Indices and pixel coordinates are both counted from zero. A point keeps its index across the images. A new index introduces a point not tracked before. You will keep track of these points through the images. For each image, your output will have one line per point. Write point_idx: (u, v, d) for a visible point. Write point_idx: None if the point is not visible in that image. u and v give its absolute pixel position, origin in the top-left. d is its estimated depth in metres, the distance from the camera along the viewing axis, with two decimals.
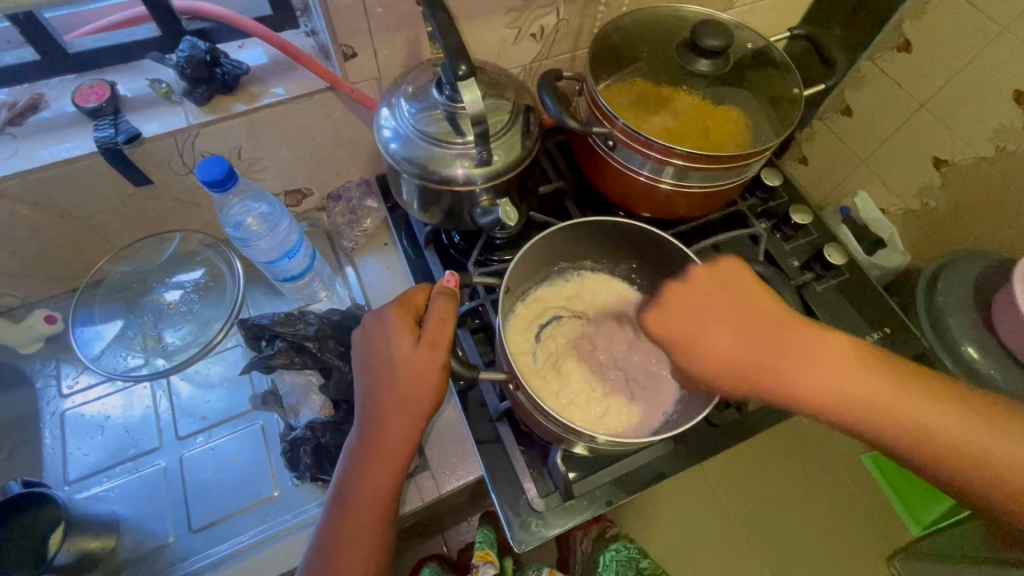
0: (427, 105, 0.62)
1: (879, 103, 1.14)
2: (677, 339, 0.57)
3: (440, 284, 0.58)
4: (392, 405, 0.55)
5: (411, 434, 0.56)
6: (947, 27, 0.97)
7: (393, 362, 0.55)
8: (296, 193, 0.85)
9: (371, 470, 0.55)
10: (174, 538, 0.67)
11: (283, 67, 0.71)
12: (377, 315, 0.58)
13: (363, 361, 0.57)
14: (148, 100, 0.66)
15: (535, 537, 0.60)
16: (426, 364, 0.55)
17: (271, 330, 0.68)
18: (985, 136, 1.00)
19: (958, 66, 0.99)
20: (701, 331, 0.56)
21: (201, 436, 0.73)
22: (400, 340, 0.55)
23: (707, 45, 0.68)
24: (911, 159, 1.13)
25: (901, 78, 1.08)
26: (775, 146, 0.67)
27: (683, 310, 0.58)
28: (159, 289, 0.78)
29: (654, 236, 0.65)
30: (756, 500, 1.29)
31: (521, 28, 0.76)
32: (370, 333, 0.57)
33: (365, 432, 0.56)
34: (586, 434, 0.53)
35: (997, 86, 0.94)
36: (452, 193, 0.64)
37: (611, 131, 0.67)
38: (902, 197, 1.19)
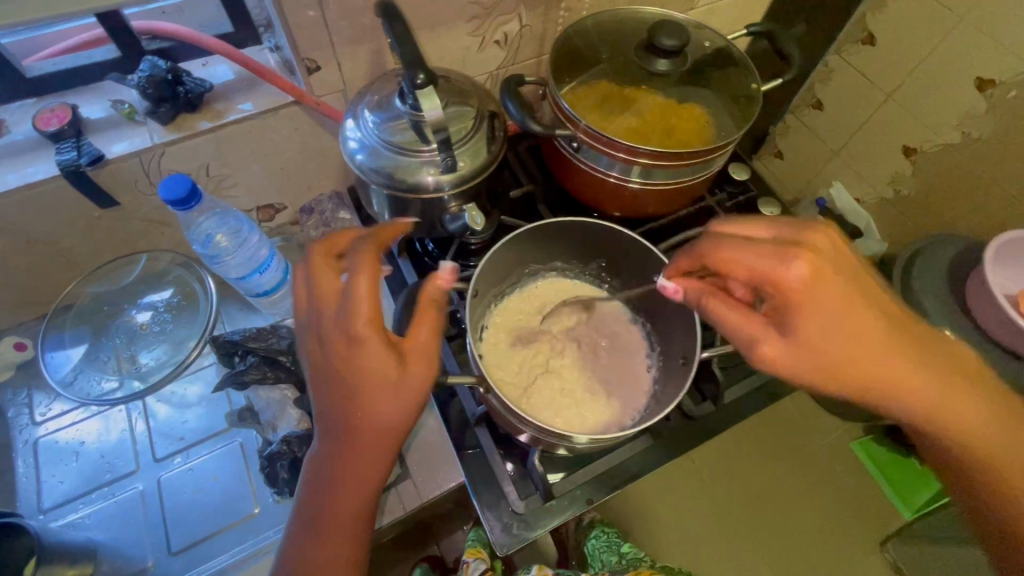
0: (391, 115, 0.63)
1: (849, 93, 1.22)
2: (818, 329, 0.47)
3: (436, 283, 0.53)
4: (373, 425, 0.53)
5: (386, 451, 0.55)
6: (909, 17, 1.05)
7: (378, 385, 0.51)
8: (269, 209, 0.85)
9: (345, 484, 0.55)
10: (153, 562, 0.66)
11: (248, 85, 0.71)
12: (338, 329, 0.51)
13: (328, 379, 0.53)
14: (112, 121, 0.66)
15: (519, 541, 0.60)
16: (410, 387, 0.52)
17: (244, 346, 0.64)
18: (950, 123, 1.06)
19: (922, 55, 1.06)
20: (846, 319, 0.47)
21: (179, 457, 0.72)
22: (375, 365, 0.51)
23: (663, 46, 0.69)
24: (882, 149, 1.21)
25: (868, 69, 1.16)
26: (735, 141, 0.68)
27: (832, 300, 0.47)
28: (130, 310, 0.77)
29: (625, 237, 0.65)
30: (747, 495, 1.29)
31: (485, 35, 0.77)
32: (342, 347, 0.51)
33: (334, 449, 0.54)
34: (570, 437, 0.54)
35: (960, 74, 1.01)
36: (420, 201, 0.65)
37: (575, 133, 0.68)
38: (876, 187, 1.26)
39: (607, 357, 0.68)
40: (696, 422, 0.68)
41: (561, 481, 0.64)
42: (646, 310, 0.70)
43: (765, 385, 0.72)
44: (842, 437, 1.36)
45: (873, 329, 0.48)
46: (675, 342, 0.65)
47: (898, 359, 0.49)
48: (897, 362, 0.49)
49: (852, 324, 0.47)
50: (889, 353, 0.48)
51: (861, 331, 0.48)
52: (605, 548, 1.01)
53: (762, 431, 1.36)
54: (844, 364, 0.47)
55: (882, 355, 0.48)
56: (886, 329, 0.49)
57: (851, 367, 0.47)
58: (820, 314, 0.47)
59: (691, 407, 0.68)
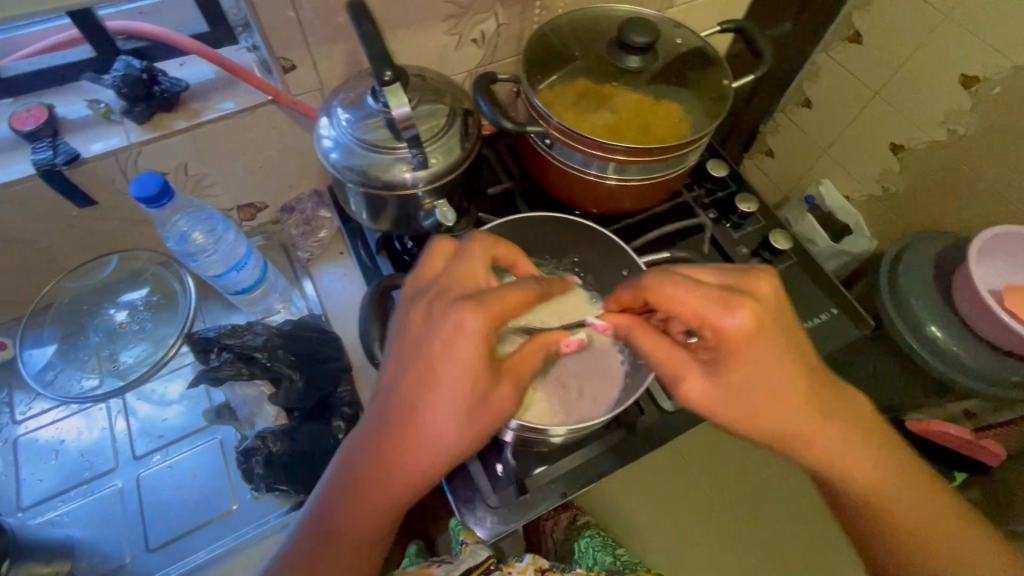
0: (364, 113, 0.63)
1: (835, 90, 1.31)
2: (745, 378, 0.48)
3: (559, 339, 0.54)
4: (436, 439, 0.48)
5: (433, 474, 0.49)
6: (892, 19, 1.14)
7: (465, 397, 0.47)
8: (250, 208, 0.85)
9: (374, 493, 0.48)
10: (131, 558, 0.67)
11: (225, 84, 0.71)
12: (452, 320, 0.46)
13: (408, 368, 0.48)
14: (88, 120, 0.67)
15: (496, 532, 0.61)
16: (488, 412, 0.49)
17: (218, 342, 0.65)
18: (936, 120, 1.17)
19: (906, 55, 1.15)
20: (772, 371, 0.48)
21: (158, 454, 0.72)
22: (466, 373, 0.47)
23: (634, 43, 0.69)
24: (870, 145, 1.31)
25: (853, 67, 1.25)
26: (707, 136, 0.69)
27: (763, 354, 0.48)
28: (108, 308, 0.78)
29: (599, 233, 0.69)
30: (743, 495, 1.14)
31: (462, 34, 0.77)
32: (446, 343, 0.46)
33: (377, 447, 0.48)
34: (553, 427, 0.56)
35: (946, 72, 1.10)
36: (396, 197, 0.65)
37: (547, 130, 0.68)
38: (864, 184, 1.38)
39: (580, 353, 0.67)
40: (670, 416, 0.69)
41: (536, 475, 0.65)
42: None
43: None
44: None
45: (796, 385, 0.49)
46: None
47: (814, 413, 0.50)
48: (811, 414, 0.50)
49: (779, 377, 0.48)
50: (805, 406, 0.50)
51: (782, 383, 0.48)
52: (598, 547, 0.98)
53: None
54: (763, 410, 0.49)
55: (796, 410, 0.50)
56: (812, 382, 0.50)
57: (764, 414, 0.49)
58: (751, 366, 0.48)
59: (666, 401, 0.69)
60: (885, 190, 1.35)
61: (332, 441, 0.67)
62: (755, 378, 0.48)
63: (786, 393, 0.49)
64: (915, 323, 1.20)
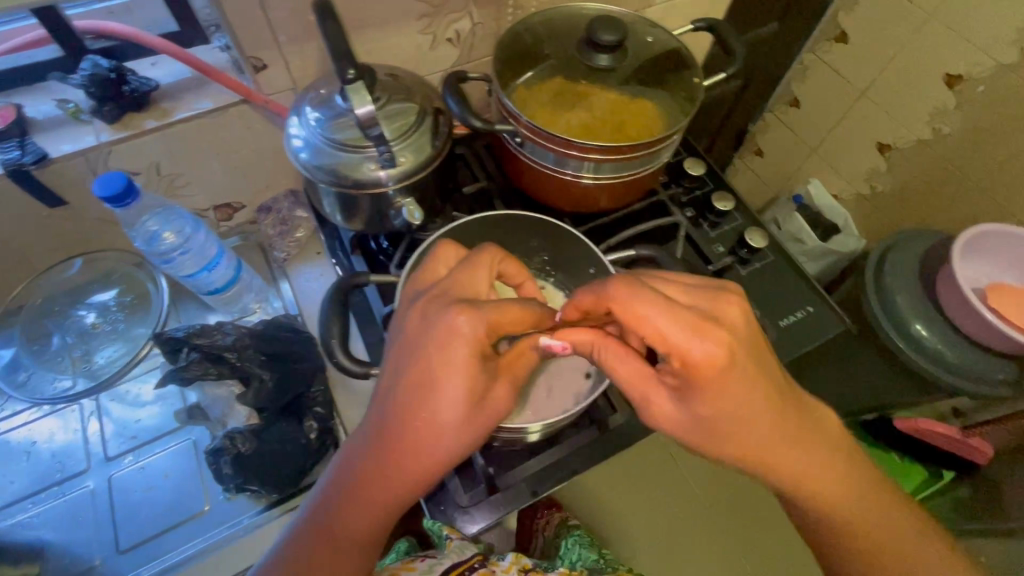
0: (334, 113, 0.63)
1: (822, 91, 1.40)
2: (711, 412, 0.47)
3: (542, 339, 0.51)
4: (432, 441, 0.46)
5: (430, 479, 0.48)
6: (878, 18, 1.21)
7: (461, 399, 0.46)
8: (226, 208, 0.85)
9: (371, 496, 0.47)
10: (100, 560, 0.66)
11: (196, 84, 0.71)
12: (445, 323, 0.45)
13: (406, 368, 0.46)
14: (57, 120, 0.66)
15: (467, 531, 0.62)
16: (483, 415, 0.48)
17: (187, 342, 0.64)
18: (922, 120, 1.23)
19: (891, 56, 1.23)
20: (742, 403, 0.46)
21: (130, 456, 0.72)
22: (461, 377, 0.45)
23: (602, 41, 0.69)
24: (860, 143, 1.38)
25: (841, 67, 1.33)
26: (677, 134, 0.69)
27: (733, 386, 0.46)
28: (77, 310, 0.78)
29: (567, 231, 0.68)
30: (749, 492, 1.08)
31: (436, 33, 0.77)
32: (440, 345, 0.45)
33: (375, 454, 0.47)
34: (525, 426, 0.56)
35: (932, 70, 1.17)
36: (368, 195, 0.65)
37: (517, 128, 0.68)
38: (853, 183, 1.45)
39: None
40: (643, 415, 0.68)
41: (507, 474, 0.65)
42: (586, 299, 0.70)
43: None
44: None
45: (765, 416, 0.47)
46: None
47: (782, 441, 0.49)
48: (781, 444, 0.49)
49: (750, 409, 0.47)
50: (774, 434, 0.49)
51: (751, 416, 0.47)
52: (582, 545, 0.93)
53: None
54: (736, 439, 0.48)
55: (763, 439, 0.48)
56: (781, 412, 0.48)
57: (735, 443, 0.48)
58: (722, 397, 0.46)
59: None
60: (873, 189, 1.42)
61: (302, 441, 0.66)
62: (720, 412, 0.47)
63: (756, 423, 0.48)
64: (901, 321, 1.21)
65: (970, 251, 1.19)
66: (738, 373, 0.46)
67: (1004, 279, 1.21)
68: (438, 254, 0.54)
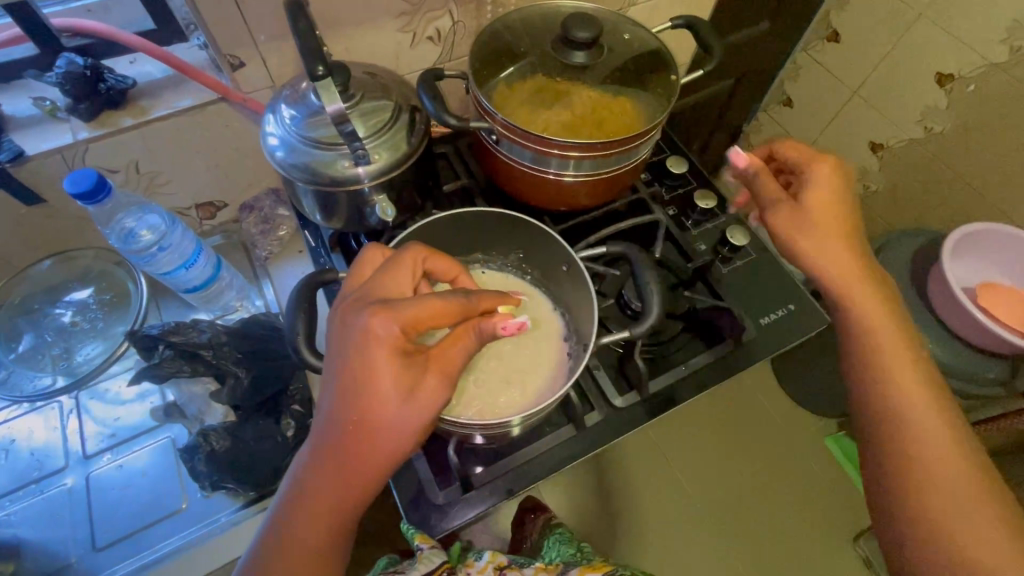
0: (308, 110, 0.63)
1: (816, 89, 1.40)
2: (819, 217, 0.60)
3: (493, 323, 0.48)
4: (368, 439, 0.46)
5: (376, 479, 0.48)
6: (869, 16, 1.20)
7: (389, 395, 0.46)
8: (209, 206, 0.85)
9: (320, 501, 0.48)
10: (76, 558, 0.67)
11: (174, 83, 0.71)
12: (360, 324, 0.46)
13: (332, 373, 0.47)
14: (35, 119, 0.66)
15: (437, 533, 0.61)
16: (418, 412, 0.46)
17: (161, 339, 0.63)
18: (914, 118, 1.23)
19: (883, 53, 1.22)
20: (837, 218, 0.60)
21: (107, 454, 0.72)
22: (384, 375, 0.46)
23: (576, 37, 0.69)
24: (853, 143, 1.38)
25: (832, 66, 1.34)
26: (653, 131, 0.68)
27: (829, 201, 0.60)
28: (51, 309, 0.78)
29: (536, 229, 0.66)
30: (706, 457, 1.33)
31: (416, 31, 0.77)
32: (357, 346, 0.46)
33: (318, 457, 0.48)
34: (503, 423, 0.54)
35: (922, 69, 1.17)
36: (345, 193, 0.65)
37: (493, 126, 0.68)
38: (847, 182, 1.46)
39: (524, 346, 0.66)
40: (621, 413, 0.69)
41: (481, 472, 0.65)
42: (560, 296, 0.69)
43: (694, 375, 0.72)
44: (804, 433, 1.37)
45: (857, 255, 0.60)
46: (585, 329, 0.63)
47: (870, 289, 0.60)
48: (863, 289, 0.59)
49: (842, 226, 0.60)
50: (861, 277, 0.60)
51: (844, 237, 0.60)
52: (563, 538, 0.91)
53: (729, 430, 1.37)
54: (834, 247, 0.59)
55: (857, 274, 0.59)
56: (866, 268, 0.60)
57: (832, 254, 0.59)
58: (830, 207, 0.60)
59: (616, 397, 0.69)
60: (867, 188, 1.43)
61: (279, 438, 0.67)
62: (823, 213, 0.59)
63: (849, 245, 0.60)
64: None
65: (961, 251, 1.18)
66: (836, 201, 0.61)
67: (996, 278, 1.21)
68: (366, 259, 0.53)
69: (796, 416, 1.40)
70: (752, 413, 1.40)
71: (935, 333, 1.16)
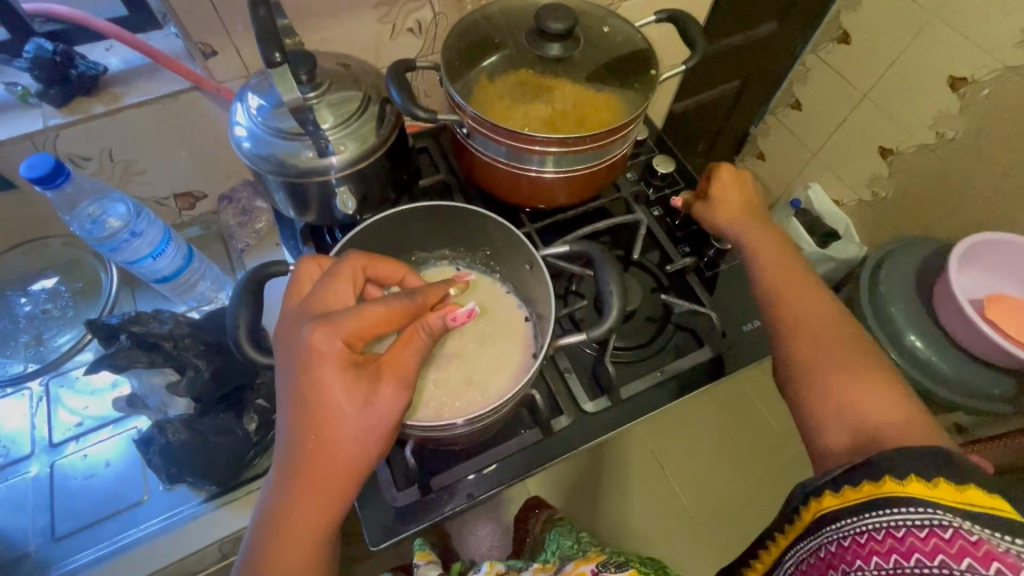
0: (275, 103, 0.62)
1: (824, 91, 1.36)
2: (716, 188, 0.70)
3: (443, 316, 0.47)
4: (327, 455, 0.44)
5: (349, 495, 0.46)
6: (882, 16, 1.17)
7: (345, 407, 0.44)
8: (188, 196, 0.85)
9: (290, 537, 0.45)
10: (35, 547, 0.66)
11: (149, 70, 0.70)
12: (301, 342, 0.44)
13: (282, 397, 0.45)
14: (6, 104, 0.66)
15: (395, 537, 0.60)
16: (379, 416, 0.45)
17: (121, 328, 0.63)
18: (926, 123, 1.18)
19: (895, 54, 1.18)
20: (732, 192, 0.69)
21: (73, 443, 0.72)
22: (335, 388, 0.44)
23: (551, 28, 0.66)
24: (862, 147, 1.34)
25: (842, 68, 1.30)
26: (631, 127, 0.66)
27: (728, 178, 0.70)
28: (18, 297, 0.78)
29: (498, 225, 0.64)
30: (695, 465, 1.30)
31: (396, 23, 0.76)
32: (301, 364, 0.44)
33: (281, 490, 0.45)
34: (445, 426, 0.53)
35: (935, 71, 1.13)
36: (313, 184, 0.63)
37: (464, 119, 0.66)
38: (854, 188, 1.41)
39: (488, 345, 0.64)
40: (590, 418, 0.66)
41: (441, 475, 0.63)
42: (527, 294, 0.67)
43: (669, 381, 0.69)
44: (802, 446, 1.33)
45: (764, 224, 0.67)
46: (546, 326, 0.62)
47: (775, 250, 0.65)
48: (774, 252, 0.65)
49: (736, 199, 0.69)
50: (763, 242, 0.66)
51: (743, 209, 0.69)
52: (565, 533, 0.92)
53: (721, 439, 1.34)
54: (728, 213, 0.68)
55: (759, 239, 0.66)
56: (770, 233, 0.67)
57: (726, 219, 0.68)
58: (726, 184, 0.70)
59: (587, 402, 0.67)
60: (875, 195, 1.38)
61: (241, 432, 0.67)
62: (717, 187, 0.70)
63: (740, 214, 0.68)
64: (895, 331, 1.15)
65: (969, 261, 1.13)
66: (735, 181, 0.70)
67: (1007, 290, 1.16)
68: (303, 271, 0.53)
69: (794, 427, 1.35)
70: (744, 422, 1.36)
71: (939, 347, 1.11)
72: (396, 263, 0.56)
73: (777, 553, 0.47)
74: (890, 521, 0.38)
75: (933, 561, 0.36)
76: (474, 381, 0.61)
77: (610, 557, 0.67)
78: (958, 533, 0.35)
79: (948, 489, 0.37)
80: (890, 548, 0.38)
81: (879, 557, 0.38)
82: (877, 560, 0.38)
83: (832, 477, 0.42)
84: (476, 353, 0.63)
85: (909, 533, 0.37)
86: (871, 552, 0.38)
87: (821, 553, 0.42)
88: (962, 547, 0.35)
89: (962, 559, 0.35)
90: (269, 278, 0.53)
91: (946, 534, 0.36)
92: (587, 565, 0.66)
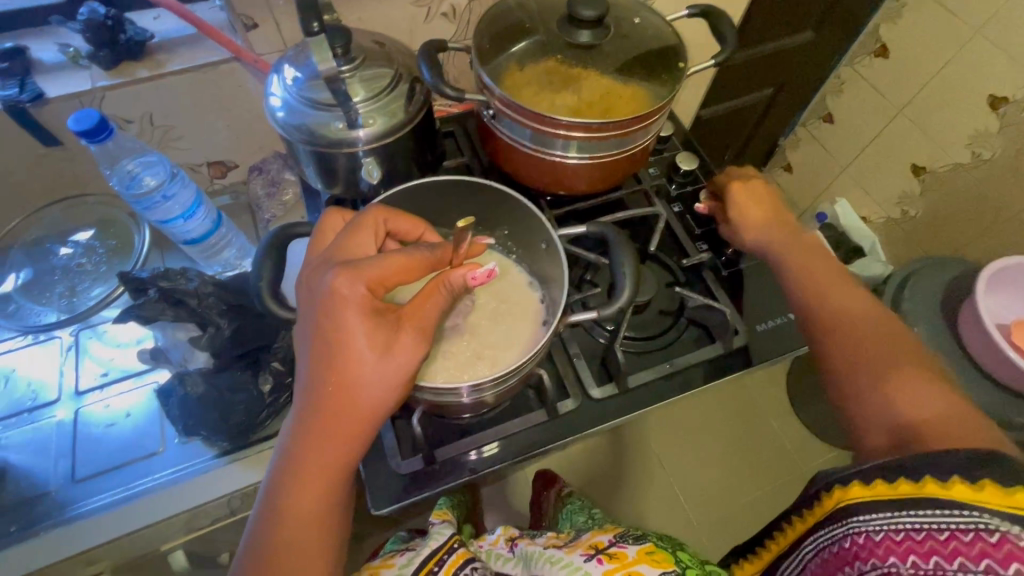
0: (311, 73, 0.64)
1: (858, 104, 1.34)
2: (737, 199, 0.71)
3: (463, 273, 0.48)
4: (347, 397, 0.46)
5: (365, 440, 0.48)
6: (922, 29, 1.15)
7: (365, 351, 0.45)
8: (220, 165, 0.88)
9: (309, 475, 0.46)
10: (55, 487, 0.69)
11: (192, 40, 0.73)
12: (325, 287, 0.46)
13: (306, 339, 0.47)
14: (59, 64, 0.69)
15: (399, 502, 0.61)
16: (399, 362, 0.46)
17: (148, 282, 0.65)
18: (962, 142, 1.16)
19: (933, 70, 1.16)
20: (750, 206, 0.70)
21: (98, 392, 0.75)
22: (357, 332, 0.45)
23: (582, 16, 0.67)
24: (894, 164, 1.32)
25: (877, 80, 1.28)
26: (656, 116, 0.66)
27: (748, 191, 0.71)
28: (54, 249, 0.81)
29: (518, 203, 0.66)
30: (701, 469, 1.30)
31: (430, 7, 0.77)
32: (324, 306, 0.46)
33: (303, 429, 0.47)
34: (452, 391, 0.54)
35: (975, 88, 1.10)
36: (341, 155, 0.65)
37: (491, 101, 0.67)
38: (884, 206, 1.39)
39: (500, 321, 0.65)
40: (599, 405, 0.67)
41: (447, 446, 0.64)
42: (541, 273, 0.68)
43: (677, 374, 0.70)
44: (812, 462, 1.31)
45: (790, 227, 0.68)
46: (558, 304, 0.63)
47: (800, 254, 0.65)
48: (797, 253, 0.66)
49: (758, 208, 0.70)
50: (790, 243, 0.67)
51: (770, 214, 0.70)
52: (574, 508, 0.93)
53: (729, 446, 1.33)
54: (753, 224, 0.70)
55: (784, 242, 0.67)
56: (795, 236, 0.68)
57: (751, 229, 0.69)
58: (746, 196, 0.71)
59: (594, 388, 0.67)
60: (905, 214, 1.35)
61: (256, 391, 0.69)
62: (737, 201, 0.71)
63: (763, 221, 0.69)
64: None
65: (1000, 286, 1.10)
66: (753, 192, 0.71)
67: None
68: (329, 224, 0.56)
69: (805, 443, 1.33)
70: (754, 432, 1.35)
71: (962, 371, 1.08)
72: (416, 219, 0.58)
73: (796, 537, 0.49)
74: (931, 523, 0.38)
75: (978, 564, 0.36)
76: (484, 354, 0.62)
77: (627, 530, 0.63)
78: (1005, 538, 0.36)
79: (996, 493, 0.37)
80: (930, 549, 0.38)
81: (917, 556, 0.39)
82: (915, 559, 0.39)
83: (866, 472, 0.43)
84: (487, 328, 0.64)
85: (952, 536, 0.38)
86: (907, 551, 0.39)
87: (847, 543, 0.43)
88: (1009, 551, 0.35)
89: (1009, 564, 0.35)
90: (291, 239, 0.55)
91: (992, 539, 0.36)
92: (604, 535, 0.63)
